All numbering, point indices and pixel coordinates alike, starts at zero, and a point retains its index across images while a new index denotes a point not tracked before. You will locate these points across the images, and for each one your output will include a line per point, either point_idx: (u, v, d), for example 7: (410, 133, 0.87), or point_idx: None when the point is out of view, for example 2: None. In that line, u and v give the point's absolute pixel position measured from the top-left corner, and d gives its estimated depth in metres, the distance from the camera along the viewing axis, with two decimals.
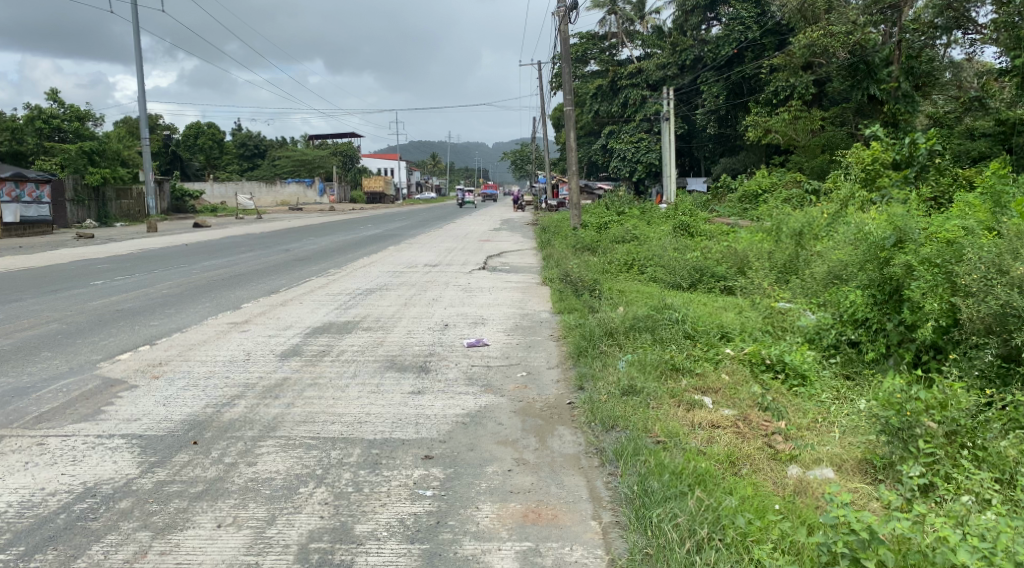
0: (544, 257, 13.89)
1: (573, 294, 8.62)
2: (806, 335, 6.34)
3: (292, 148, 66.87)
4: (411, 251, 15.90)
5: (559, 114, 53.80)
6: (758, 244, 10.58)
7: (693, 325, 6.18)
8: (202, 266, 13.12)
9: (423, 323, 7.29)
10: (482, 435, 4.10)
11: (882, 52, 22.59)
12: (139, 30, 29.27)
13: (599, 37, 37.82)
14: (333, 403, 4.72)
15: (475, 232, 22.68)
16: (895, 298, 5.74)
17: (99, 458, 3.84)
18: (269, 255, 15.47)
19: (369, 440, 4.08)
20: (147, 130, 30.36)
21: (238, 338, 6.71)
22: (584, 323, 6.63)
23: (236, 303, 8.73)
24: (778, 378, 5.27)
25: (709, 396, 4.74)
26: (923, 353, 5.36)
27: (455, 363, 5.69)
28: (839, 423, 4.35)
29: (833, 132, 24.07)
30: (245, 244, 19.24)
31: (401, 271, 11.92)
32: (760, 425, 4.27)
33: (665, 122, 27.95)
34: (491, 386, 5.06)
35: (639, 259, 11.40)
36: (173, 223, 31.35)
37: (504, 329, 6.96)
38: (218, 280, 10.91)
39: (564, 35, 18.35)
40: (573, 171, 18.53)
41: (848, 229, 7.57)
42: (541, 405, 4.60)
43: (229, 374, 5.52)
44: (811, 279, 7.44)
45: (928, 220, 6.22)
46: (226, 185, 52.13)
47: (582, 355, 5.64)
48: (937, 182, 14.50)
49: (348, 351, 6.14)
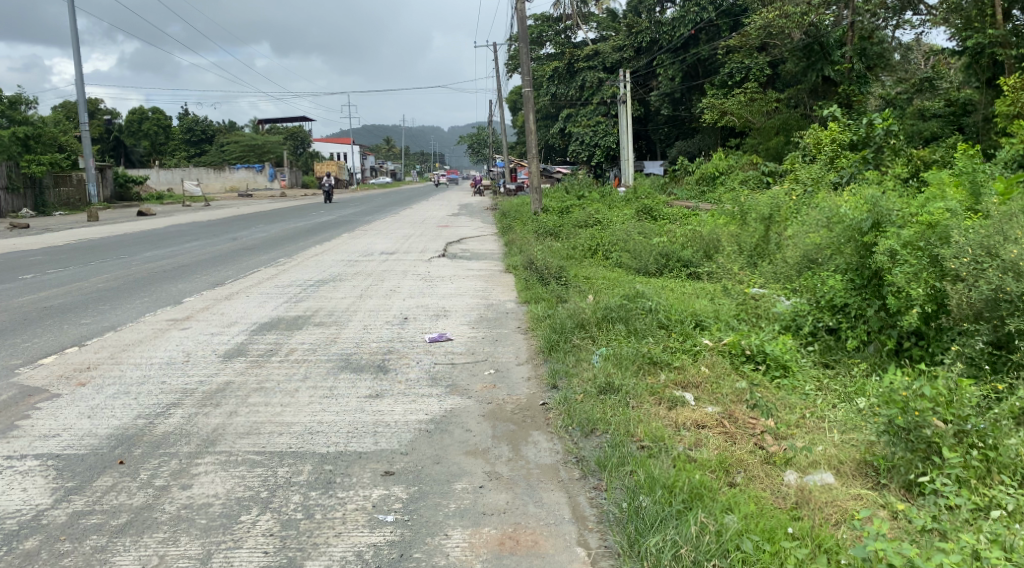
0: (504, 244, 13.49)
1: (538, 282, 8.25)
2: (781, 322, 6.14)
3: (241, 133, 64.81)
4: (366, 238, 15.31)
5: (515, 96, 53.22)
6: (723, 228, 10.38)
7: (666, 314, 5.87)
8: (144, 257, 12.36)
9: (381, 317, 6.81)
10: (449, 445, 3.69)
11: (836, 32, 22.37)
12: (72, 9, 27.71)
13: (554, 19, 37.14)
14: (281, 410, 4.26)
15: (434, 218, 22.17)
16: (874, 283, 5.57)
17: (5, 486, 3.31)
18: (215, 244, 14.72)
19: (322, 454, 3.65)
20: (84, 114, 28.85)
21: (177, 337, 6.12)
22: (553, 313, 6.26)
23: (177, 297, 8.13)
24: (760, 369, 5.01)
25: (691, 392, 4.46)
26: (905, 340, 5.24)
27: (416, 361, 5.25)
28: (828, 418, 4.15)
29: (786, 114, 23.77)
30: (192, 232, 18.36)
31: (356, 259, 11.36)
32: (748, 425, 4.00)
33: (621, 105, 27.67)
34: (456, 386, 4.66)
35: (603, 244, 11.10)
36: (115, 211, 30.04)
37: (468, 322, 6.54)
38: (160, 273, 10.19)
39: (519, 14, 17.80)
40: (531, 155, 17.99)
41: (820, 211, 7.39)
42: (512, 407, 4.22)
43: (165, 379, 4.95)
44: (783, 262, 7.24)
45: (907, 199, 6.04)
46: (173, 171, 50.23)
47: (554, 349, 5.27)
48: (890, 164, 14.67)
49: (298, 350, 5.65)
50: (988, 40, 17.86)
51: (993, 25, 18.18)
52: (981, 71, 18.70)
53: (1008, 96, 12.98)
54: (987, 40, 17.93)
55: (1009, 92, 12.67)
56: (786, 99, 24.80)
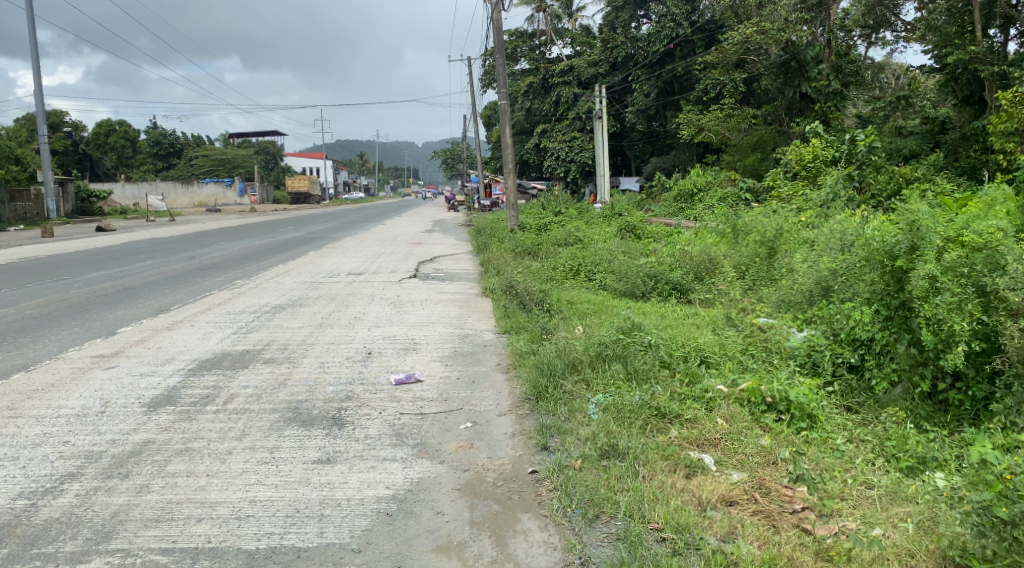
0: (480, 264, 12.68)
1: (518, 308, 7.46)
2: (796, 357, 5.50)
3: (209, 146, 63.47)
4: (334, 257, 14.41)
5: (490, 111, 52.71)
6: (716, 248, 9.73)
7: (667, 351, 5.16)
8: (89, 278, 11.37)
9: (341, 352, 5.95)
10: (415, 538, 2.90)
11: (812, 49, 21.56)
12: (33, 17, 26.72)
13: (529, 35, 36.57)
14: (206, 484, 3.40)
15: (406, 234, 21.33)
16: (904, 315, 4.94)
17: None
18: (170, 263, 13.74)
19: (249, 553, 2.81)
20: (43, 126, 27.60)
21: (99, 378, 5.20)
22: (539, 349, 5.48)
23: (113, 326, 7.20)
24: (783, 421, 4.27)
25: (709, 452, 3.74)
26: (941, 382, 4.71)
27: (378, 411, 4.40)
28: (875, 492, 3.50)
29: (762, 131, 23.36)
30: (148, 249, 17.28)
31: (320, 281, 10.52)
32: (783, 499, 3.30)
33: (597, 120, 27.18)
34: (425, 446, 3.84)
35: (585, 264, 10.35)
36: (74, 226, 28.72)
37: (440, 358, 5.73)
38: (99, 297, 9.20)
39: (496, 24, 17.17)
40: (507, 169, 17.18)
41: (835, 233, 6.77)
42: (494, 477, 3.42)
43: (69, 435, 4.04)
44: (791, 289, 6.65)
45: (941, 218, 5.41)
46: (139, 185, 48.64)
47: (542, 398, 4.47)
48: (871, 182, 14.24)
49: (239, 397, 4.76)
50: (969, 56, 17.34)
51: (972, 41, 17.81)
52: (960, 88, 18.61)
53: (1006, 111, 12.62)
54: (969, 56, 17.37)
55: (1006, 107, 12.30)
56: (764, 116, 24.37)
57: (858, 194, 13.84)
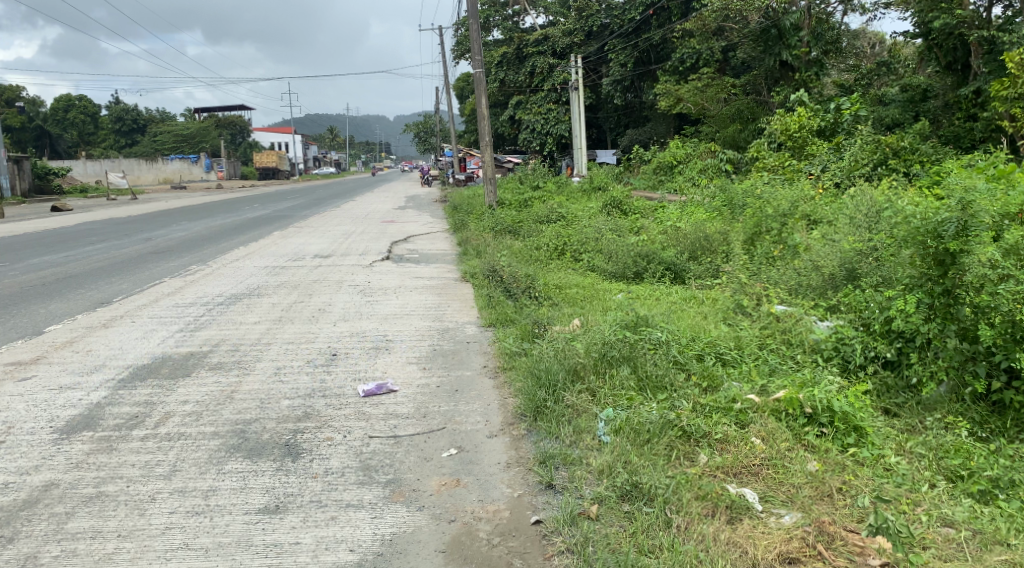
0: (457, 244, 11.86)
1: (502, 297, 6.69)
2: (821, 352, 4.79)
3: (172, 122, 61.21)
4: (299, 237, 13.50)
5: (464, 83, 51.30)
6: (710, 225, 9.00)
7: (680, 349, 4.44)
8: (29, 265, 10.32)
9: (302, 354, 5.14)
10: None
11: (791, 16, 20.44)
12: None
13: (501, 3, 35.35)
14: (113, 553, 2.62)
15: (378, 211, 20.37)
16: (947, 303, 4.27)
17: None
18: (122, 246, 12.70)
19: None
20: None
21: (8, 394, 4.35)
22: (530, 350, 4.72)
23: (40, 323, 6.29)
24: (825, 438, 3.58)
25: (751, 486, 3.05)
26: (997, 380, 4.05)
27: (343, 436, 3.63)
28: (960, 535, 2.83)
29: (742, 101, 22.68)
30: (100, 231, 16.02)
31: (283, 266, 9.64)
32: (852, 553, 2.61)
33: (573, 91, 26.23)
34: (402, 486, 3.08)
35: (571, 243, 9.62)
36: (27, 206, 27.05)
37: (416, 360, 4.94)
38: (32, 287, 8.24)
39: None
40: (483, 142, 16.19)
41: (867, 220, 6.09)
42: (489, 535, 2.71)
43: None
44: (808, 273, 5.94)
45: (990, 197, 4.81)
46: (100, 161, 46.59)
47: (540, 417, 3.73)
48: (856, 153, 13.39)
49: (174, 418, 3.94)
50: (956, 20, 16.74)
51: (958, 5, 17.14)
52: (942, 54, 17.81)
53: (1009, 74, 12.13)
54: (956, 20, 16.77)
55: (1012, 71, 11.72)
56: (743, 85, 23.61)
57: (849, 164, 13.20)
